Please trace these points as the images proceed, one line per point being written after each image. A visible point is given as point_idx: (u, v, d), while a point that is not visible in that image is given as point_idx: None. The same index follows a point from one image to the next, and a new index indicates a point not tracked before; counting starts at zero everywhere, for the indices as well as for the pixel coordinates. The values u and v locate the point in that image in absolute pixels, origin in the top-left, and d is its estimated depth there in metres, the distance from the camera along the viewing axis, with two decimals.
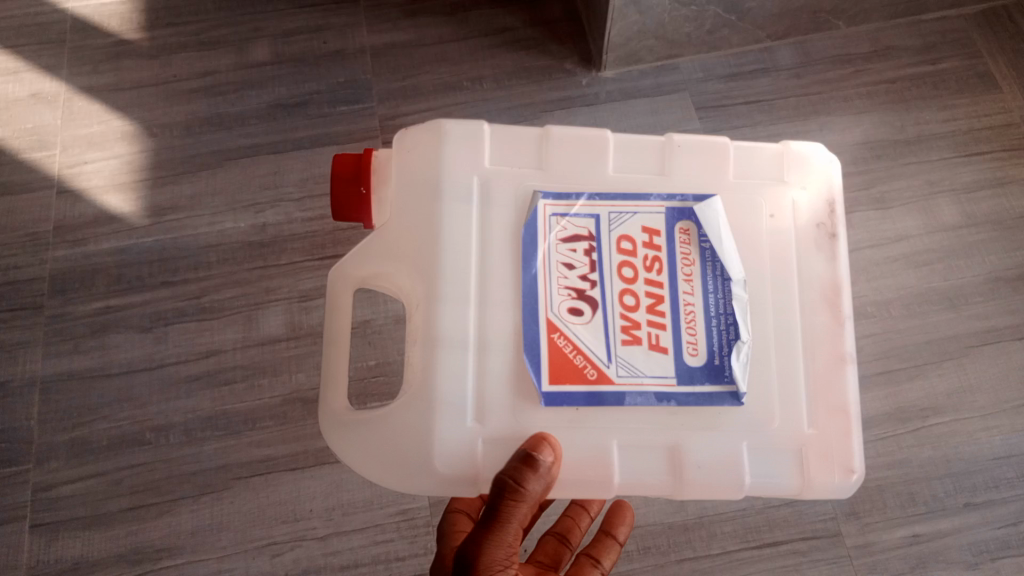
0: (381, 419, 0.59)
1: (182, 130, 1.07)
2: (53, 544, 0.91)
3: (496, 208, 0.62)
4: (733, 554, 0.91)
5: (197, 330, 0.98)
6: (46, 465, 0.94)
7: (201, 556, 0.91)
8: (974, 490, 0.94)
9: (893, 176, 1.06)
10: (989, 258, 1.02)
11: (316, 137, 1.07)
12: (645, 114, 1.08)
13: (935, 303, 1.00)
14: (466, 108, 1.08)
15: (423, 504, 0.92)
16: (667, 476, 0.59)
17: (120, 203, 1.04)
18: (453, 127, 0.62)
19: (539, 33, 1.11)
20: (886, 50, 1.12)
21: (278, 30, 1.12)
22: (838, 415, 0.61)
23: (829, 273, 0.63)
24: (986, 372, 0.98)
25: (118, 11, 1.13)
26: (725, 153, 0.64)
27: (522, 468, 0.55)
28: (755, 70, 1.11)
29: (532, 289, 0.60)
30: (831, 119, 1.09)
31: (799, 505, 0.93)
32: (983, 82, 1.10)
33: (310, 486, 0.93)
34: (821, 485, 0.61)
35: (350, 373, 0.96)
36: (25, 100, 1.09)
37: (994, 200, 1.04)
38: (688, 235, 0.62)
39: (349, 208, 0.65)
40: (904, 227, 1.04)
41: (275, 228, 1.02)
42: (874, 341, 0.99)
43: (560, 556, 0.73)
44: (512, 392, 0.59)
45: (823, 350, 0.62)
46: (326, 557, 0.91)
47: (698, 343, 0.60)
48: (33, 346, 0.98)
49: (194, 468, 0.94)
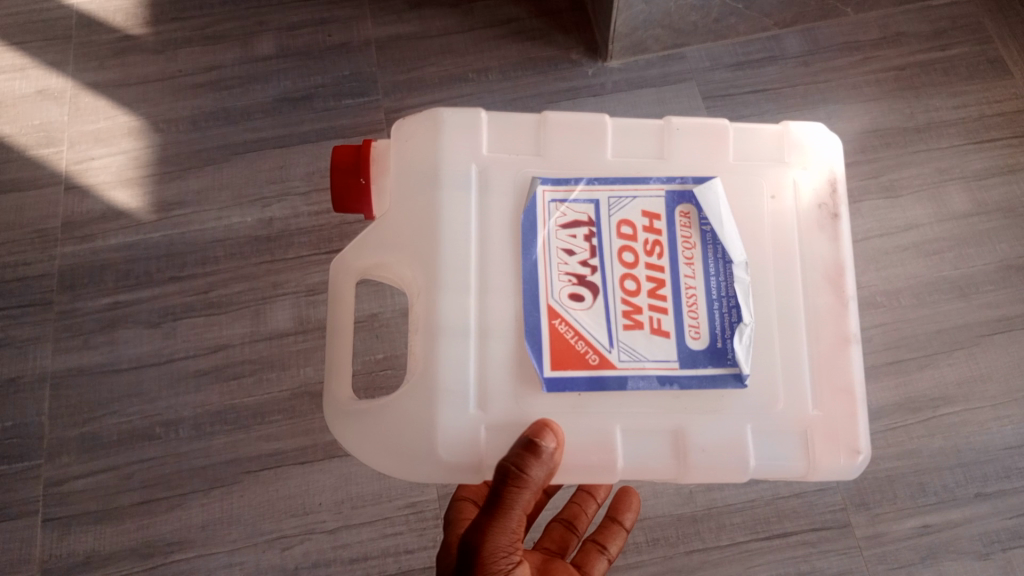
0: (385, 409, 0.59)
1: (188, 125, 1.07)
2: (66, 538, 0.92)
3: (496, 195, 0.62)
4: (742, 545, 0.91)
5: (206, 324, 0.99)
6: (58, 460, 0.95)
7: (212, 549, 0.92)
8: (985, 480, 0.93)
9: (902, 165, 1.05)
10: (1000, 246, 1.01)
11: (321, 130, 1.06)
12: (652, 104, 1.07)
13: (946, 292, 0.99)
14: (471, 99, 1.07)
15: (432, 496, 0.92)
16: (670, 460, 0.59)
17: (127, 198, 1.04)
18: (450, 115, 0.62)
19: (544, 23, 1.11)
20: (895, 36, 1.10)
21: (283, 24, 1.12)
22: (842, 396, 0.61)
23: (831, 254, 0.63)
24: (997, 361, 0.97)
25: (123, 6, 1.13)
26: (726, 135, 0.64)
27: (525, 454, 0.54)
28: (762, 59, 1.09)
29: (532, 275, 0.60)
30: (841, 107, 1.08)
31: (809, 495, 0.93)
32: (994, 68, 1.08)
33: (319, 479, 0.93)
34: (827, 467, 0.60)
35: (357, 366, 0.96)
36: (32, 96, 1.09)
37: (1006, 187, 1.03)
38: (688, 218, 0.61)
39: (349, 198, 0.65)
40: (914, 216, 1.03)
41: (281, 222, 1.02)
42: (884, 331, 0.98)
43: (567, 542, 0.73)
44: (514, 378, 0.59)
45: (827, 331, 0.62)
46: (336, 550, 0.91)
47: (700, 326, 0.59)
48: (44, 343, 0.99)
49: (204, 462, 0.94)
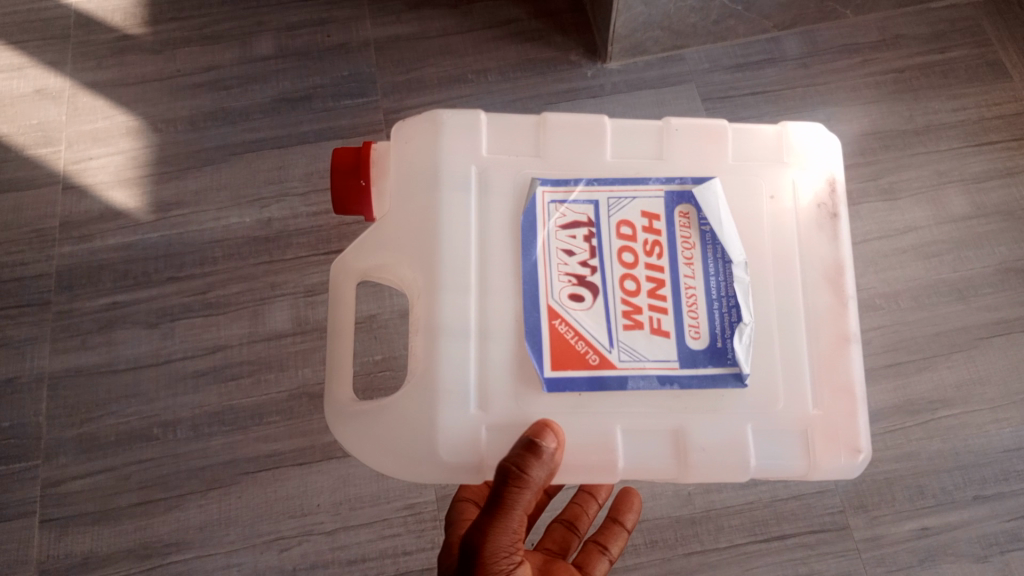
0: (385, 409, 0.59)
1: (187, 125, 1.07)
2: (63, 539, 0.92)
3: (496, 195, 0.62)
4: (740, 547, 0.91)
5: (204, 325, 0.99)
6: (55, 461, 0.94)
7: (209, 551, 0.91)
8: (984, 483, 0.93)
9: (901, 167, 1.05)
10: (999, 249, 1.01)
11: (320, 130, 1.06)
12: (651, 106, 1.07)
13: (944, 294, 0.99)
14: (471, 100, 1.07)
15: (430, 498, 0.92)
16: (670, 460, 0.59)
17: (126, 198, 1.04)
18: (450, 117, 0.62)
19: (543, 25, 1.11)
20: (894, 39, 1.10)
21: (282, 24, 1.12)
22: (842, 395, 0.61)
23: (831, 254, 0.63)
24: (996, 364, 0.97)
25: (122, 6, 1.13)
26: (725, 135, 0.64)
27: (525, 454, 0.54)
28: (761, 61, 1.09)
29: (532, 275, 0.60)
30: (839, 109, 1.08)
31: (807, 498, 0.93)
32: (993, 71, 1.08)
33: (317, 481, 0.93)
34: (827, 466, 0.60)
35: (356, 368, 0.96)
36: (30, 96, 1.09)
37: (1005, 189, 1.03)
38: (688, 218, 0.61)
39: (349, 199, 0.65)
40: (913, 218, 1.03)
41: (280, 223, 1.02)
42: (882, 333, 0.98)
43: (568, 543, 0.72)
44: (514, 378, 0.59)
45: (826, 331, 0.62)
46: (334, 552, 0.91)
47: (700, 326, 0.59)
48: (41, 343, 0.99)
49: (202, 463, 0.94)
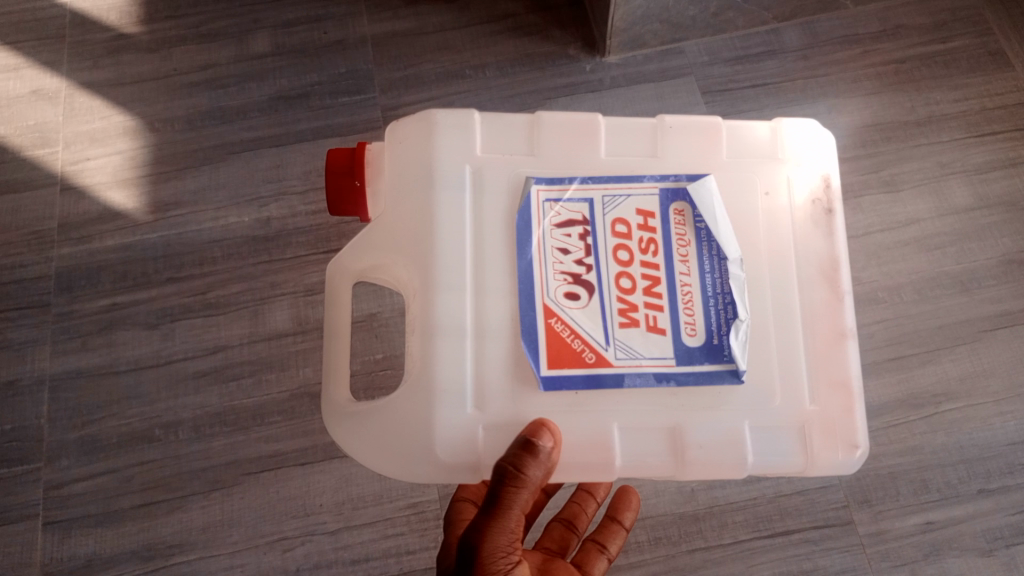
0: (382, 410, 0.59)
1: (184, 125, 1.06)
2: (67, 541, 0.92)
3: (491, 194, 0.61)
4: (744, 543, 0.91)
5: (204, 326, 0.98)
6: (58, 464, 0.94)
7: (213, 552, 0.91)
8: (988, 476, 0.93)
9: (904, 159, 1.04)
10: (1002, 240, 1.00)
11: (318, 129, 1.05)
12: (651, 100, 1.06)
13: (948, 286, 0.99)
14: (469, 96, 1.06)
15: (433, 496, 0.92)
16: (668, 458, 0.59)
17: (124, 199, 1.03)
18: (444, 117, 0.62)
19: (541, 19, 1.10)
20: (896, 28, 1.09)
21: (278, 21, 1.11)
22: (839, 390, 0.60)
23: (827, 249, 0.62)
24: (1000, 356, 0.96)
25: (117, 4, 1.12)
26: (718, 132, 0.63)
27: (521, 453, 0.54)
28: (762, 53, 1.09)
29: (528, 274, 0.59)
30: (841, 101, 1.07)
31: (811, 493, 0.92)
32: (995, 60, 1.07)
33: (320, 481, 0.93)
34: (826, 462, 0.60)
35: (357, 367, 0.96)
36: (26, 97, 1.08)
37: (1007, 180, 1.03)
38: (683, 216, 0.61)
39: (344, 200, 0.64)
40: (915, 210, 1.02)
41: (279, 222, 1.02)
42: (885, 327, 0.97)
43: (567, 542, 0.72)
44: (510, 376, 0.59)
45: (823, 326, 0.61)
46: (337, 551, 0.91)
47: (696, 323, 0.59)
48: (42, 346, 0.99)
49: (205, 464, 0.94)
